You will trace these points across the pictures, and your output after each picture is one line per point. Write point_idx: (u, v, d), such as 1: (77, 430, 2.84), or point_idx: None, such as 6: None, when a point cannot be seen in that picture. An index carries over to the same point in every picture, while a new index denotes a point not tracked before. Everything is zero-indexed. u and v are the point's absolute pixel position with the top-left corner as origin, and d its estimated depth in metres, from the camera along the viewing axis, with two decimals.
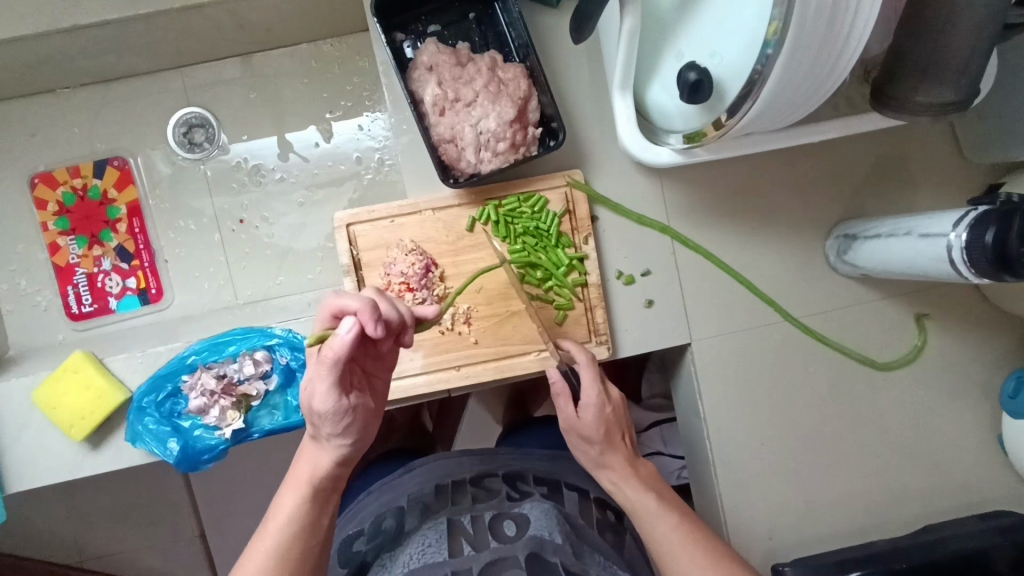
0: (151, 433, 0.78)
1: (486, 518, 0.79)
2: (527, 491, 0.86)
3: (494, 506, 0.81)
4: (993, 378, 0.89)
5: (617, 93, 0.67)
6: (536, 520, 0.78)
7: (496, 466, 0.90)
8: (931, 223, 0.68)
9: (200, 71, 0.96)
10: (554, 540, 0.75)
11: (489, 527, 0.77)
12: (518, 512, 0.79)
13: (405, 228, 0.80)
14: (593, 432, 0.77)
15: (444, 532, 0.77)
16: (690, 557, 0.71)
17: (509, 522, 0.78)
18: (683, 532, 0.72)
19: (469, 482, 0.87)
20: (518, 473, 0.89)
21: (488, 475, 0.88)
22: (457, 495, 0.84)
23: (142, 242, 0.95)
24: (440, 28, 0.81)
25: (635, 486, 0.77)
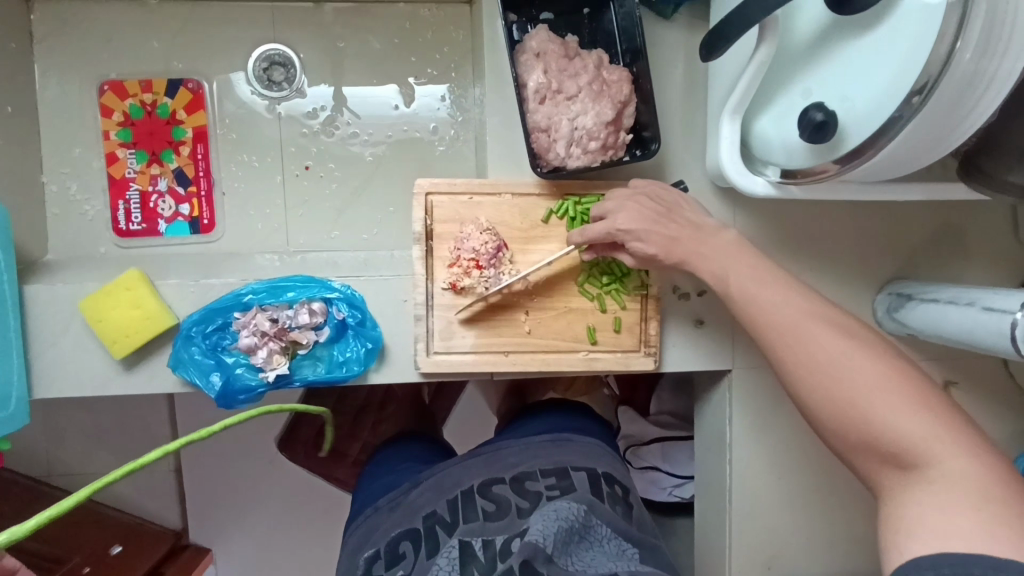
0: (194, 363, 0.78)
1: (498, 541, 0.70)
2: (538, 492, 0.78)
3: (505, 524, 0.73)
4: (1002, 453, 0.93)
5: (727, 118, 0.68)
6: (537, 527, 0.69)
7: (503, 473, 0.83)
8: (994, 297, 0.71)
9: (291, 10, 0.94)
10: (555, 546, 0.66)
11: (500, 552, 0.68)
12: (526, 525, 0.71)
13: (482, 208, 0.80)
14: (653, 249, 0.71)
15: (457, 560, 0.68)
16: (814, 329, 0.61)
17: (519, 537, 0.69)
18: (804, 314, 0.62)
19: (477, 493, 0.79)
20: (522, 475, 0.82)
21: (495, 484, 0.80)
22: (468, 512, 0.76)
23: (202, 170, 0.93)
24: (552, 17, 0.81)
25: (716, 262, 0.69)
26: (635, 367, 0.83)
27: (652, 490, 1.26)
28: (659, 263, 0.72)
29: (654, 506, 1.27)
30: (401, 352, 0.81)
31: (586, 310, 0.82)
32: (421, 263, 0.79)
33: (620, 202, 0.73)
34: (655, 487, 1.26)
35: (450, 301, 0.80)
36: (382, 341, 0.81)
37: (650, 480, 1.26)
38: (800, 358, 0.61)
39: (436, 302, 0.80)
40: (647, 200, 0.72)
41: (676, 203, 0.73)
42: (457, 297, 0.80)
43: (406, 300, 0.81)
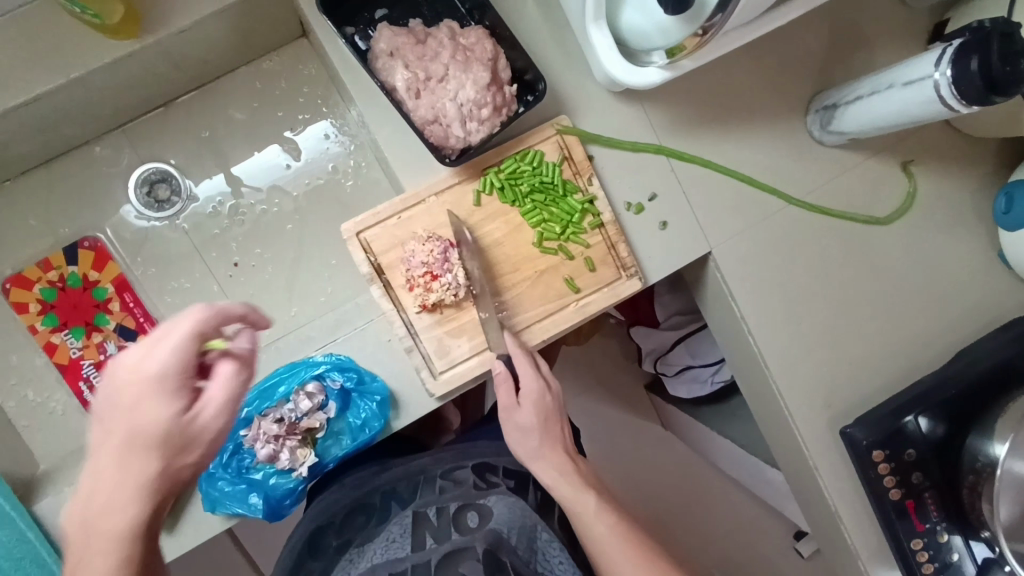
0: (229, 495, 0.76)
1: (450, 508, 0.75)
2: (496, 481, 0.83)
3: (459, 495, 0.77)
4: (981, 202, 0.95)
5: (594, 27, 0.67)
6: (499, 514, 0.74)
7: (467, 459, 0.87)
8: (907, 70, 0.71)
9: (142, 125, 0.90)
10: (513, 538, 0.70)
11: (451, 519, 0.73)
12: (483, 503, 0.76)
13: (414, 221, 0.78)
14: (531, 412, 0.78)
15: (409, 525, 0.74)
16: (619, 542, 0.74)
17: (473, 510, 0.74)
18: (621, 535, 0.74)
19: (440, 476, 0.84)
20: (489, 466, 0.87)
21: (457, 467, 0.86)
22: (427, 491, 0.81)
23: (141, 315, 0.90)
24: (388, 11, 0.78)
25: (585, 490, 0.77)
26: (626, 292, 0.83)
27: (696, 386, 1.28)
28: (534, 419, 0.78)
29: (704, 401, 1.30)
30: (408, 390, 0.80)
31: (556, 266, 0.82)
32: (386, 300, 0.78)
33: (529, 380, 0.77)
34: (698, 382, 1.27)
35: (430, 321, 0.78)
36: (389, 388, 0.79)
37: (691, 377, 1.28)
38: (586, 507, 0.76)
39: (418, 328, 0.79)
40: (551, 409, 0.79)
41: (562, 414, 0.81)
42: (433, 314, 0.79)
43: (389, 338, 0.80)
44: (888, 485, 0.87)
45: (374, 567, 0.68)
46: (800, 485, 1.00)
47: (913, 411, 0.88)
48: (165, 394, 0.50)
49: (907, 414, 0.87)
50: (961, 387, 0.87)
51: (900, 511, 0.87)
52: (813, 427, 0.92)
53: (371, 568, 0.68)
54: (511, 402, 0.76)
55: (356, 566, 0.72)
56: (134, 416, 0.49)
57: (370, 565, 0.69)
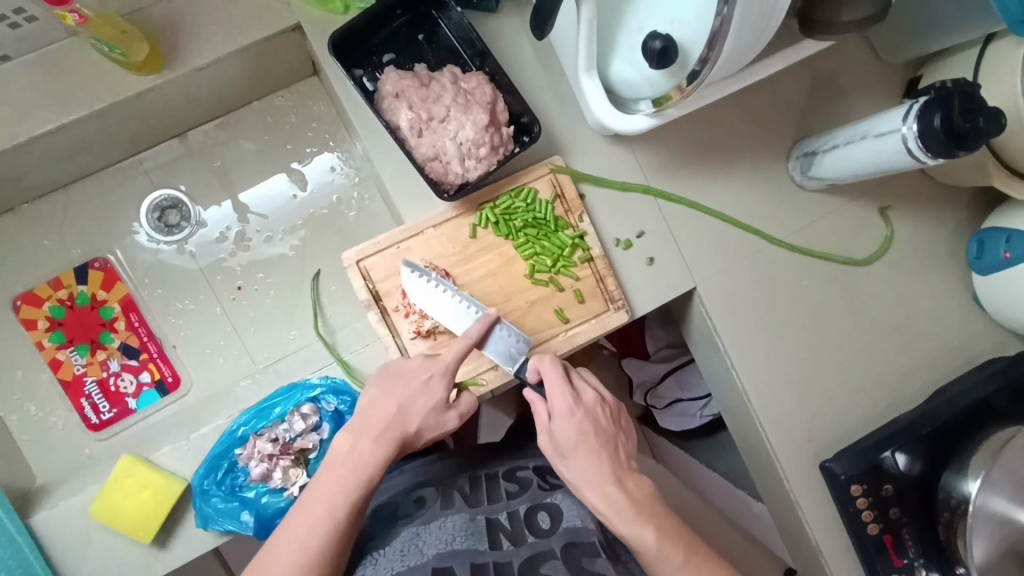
0: (221, 512, 0.78)
1: (521, 511, 0.78)
2: (559, 483, 0.86)
3: (527, 497, 0.81)
4: (955, 246, 0.99)
5: (585, 77, 0.72)
6: (568, 511, 0.79)
7: (527, 460, 0.89)
8: (879, 123, 0.76)
9: (157, 153, 0.95)
10: (587, 527, 0.76)
11: (524, 521, 0.77)
12: (551, 501, 0.80)
13: (413, 251, 0.82)
14: (567, 441, 0.74)
15: (481, 528, 0.75)
16: (668, 557, 0.69)
17: (545, 513, 0.78)
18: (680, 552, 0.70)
19: (502, 476, 0.85)
20: (546, 469, 0.88)
21: (519, 467, 0.87)
22: (491, 490, 0.82)
23: (145, 334, 0.93)
24: (394, 56, 0.84)
25: (631, 513, 0.70)
26: (613, 324, 0.87)
27: (685, 420, 1.31)
28: (572, 444, 0.74)
29: (695, 434, 1.32)
30: None
31: (548, 297, 0.85)
32: (382, 326, 0.81)
33: (560, 399, 0.75)
34: (686, 415, 1.31)
35: (424, 346, 0.81)
36: None
37: (680, 410, 1.31)
38: (629, 523, 0.70)
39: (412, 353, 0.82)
40: (595, 426, 0.76)
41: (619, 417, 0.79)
42: (428, 340, 0.82)
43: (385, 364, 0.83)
44: (866, 519, 0.89)
45: (454, 553, 0.71)
46: (784, 519, 1.02)
47: (891, 446, 0.90)
48: (409, 402, 0.72)
49: (885, 449, 0.90)
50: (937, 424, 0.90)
51: (878, 545, 0.90)
52: (795, 461, 0.95)
53: (450, 553, 0.71)
54: (546, 421, 0.76)
55: (426, 542, 0.74)
56: (411, 408, 0.72)
57: (446, 548, 0.72)
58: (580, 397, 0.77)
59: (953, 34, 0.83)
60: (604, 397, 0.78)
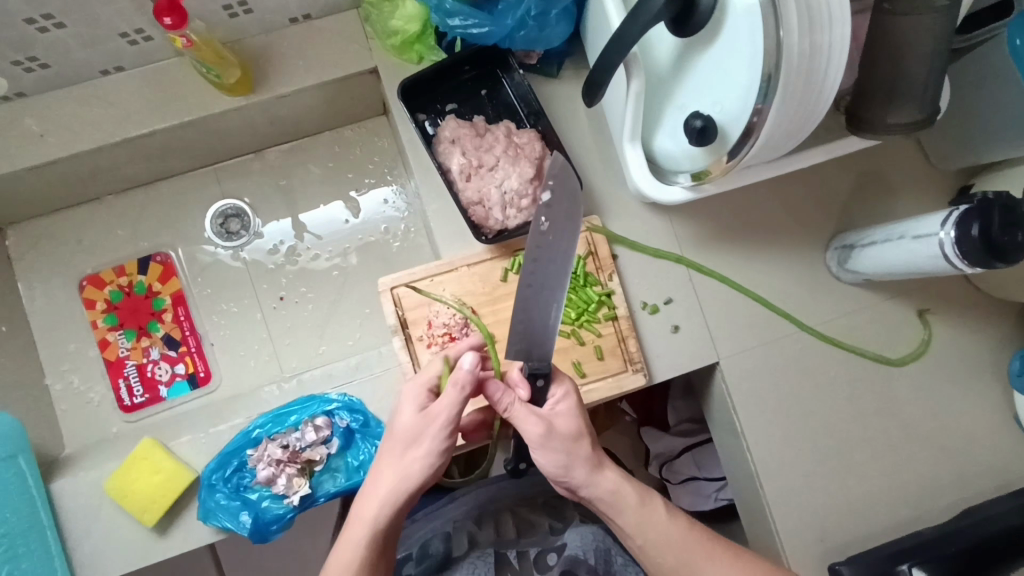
0: (222, 508, 0.81)
1: (531, 552, 0.84)
2: (562, 523, 0.92)
3: (536, 540, 0.87)
4: (999, 362, 0.96)
5: (628, 146, 0.76)
6: (572, 543, 0.84)
7: (536, 497, 0.96)
8: (917, 225, 0.77)
9: (231, 166, 1.03)
10: (588, 560, 0.80)
11: (533, 560, 0.83)
12: (559, 542, 0.86)
13: (445, 285, 0.86)
14: (570, 427, 0.67)
15: (493, 564, 0.82)
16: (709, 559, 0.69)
17: (553, 553, 0.84)
18: (697, 538, 0.69)
19: (511, 514, 0.93)
20: (552, 509, 0.96)
21: (526, 506, 0.94)
22: (501, 531, 0.90)
23: (187, 328, 1.00)
24: (456, 105, 0.90)
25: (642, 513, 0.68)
26: (630, 386, 0.87)
27: (698, 501, 1.27)
28: (575, 438, 0.67)
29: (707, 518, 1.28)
30: None
31: (568, 349, 0.87)
32: (404, 352, 0.84)
33: (568, 419, 0.67)
34: (700, 496, 1.27)
35: None
36: None
37: (694, 490, 1.26)
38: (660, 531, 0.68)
39: None
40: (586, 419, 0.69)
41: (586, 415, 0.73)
42: None
43: (401, 390, 0.85)
44: None
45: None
46: None
47: (909, 560, 0.85)
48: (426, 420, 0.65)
49: (902, 562, 0.84)
50: (962, 546, 0.85)
51: None
52: (802, 560, 0.90)
53: None
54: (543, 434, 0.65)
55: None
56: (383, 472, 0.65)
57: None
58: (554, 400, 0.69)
59: (1006, 148, 0.83)
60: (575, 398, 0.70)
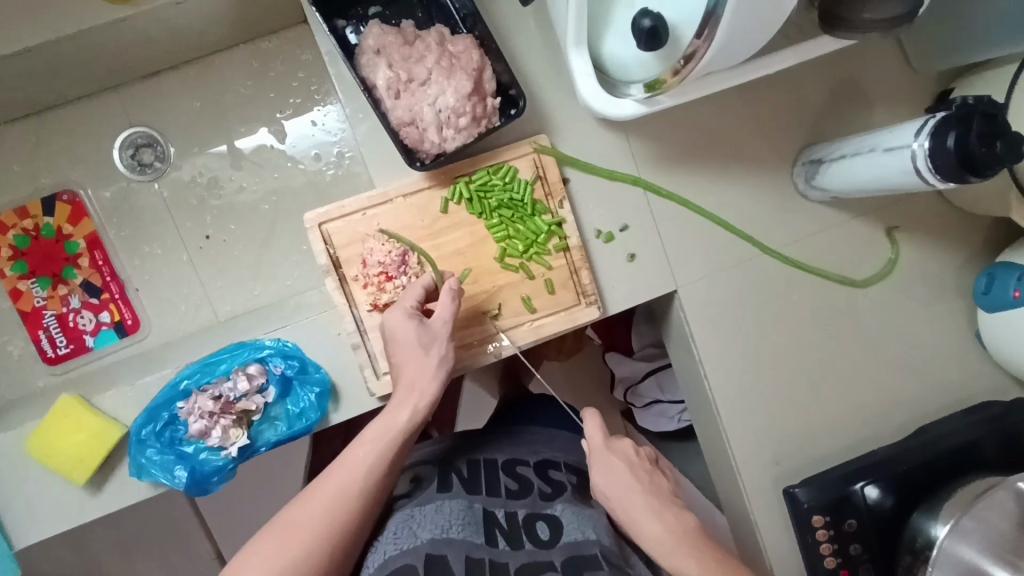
0: (156, 463, 0.77)
1: (521, 515, 0.80)
2: (556, 482, 0.88)
3: (528, 502, 0.82)
4: (964, 278, 0.93)
5: (573, 53, 0.66)
6: (570, 523, 0.79)
7: (527, 454, 0.91)
8: (890, 136, 0.70)
9: (136, 88, 0.91)
10: (589, 542, 0.77)
11: (523, 524, 0.78)
12: (553, 514, 0.81)
13: (380, 219, 0.78)
14: (613, 488, 0.76)
15: (481, 516, 0.77)
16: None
17: (544, 520, 0.79)
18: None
19: (503, 467, 0.87)
20: (546, 462, 0.91)
21: (520, 460, 0.89)
22: (491, 481, 0.84)
23: (108, 274, 0.92)
24: (381, 9, 0.79)
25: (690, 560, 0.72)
26: (583, 318, 0.83)
27: (661, 421, 1.25)
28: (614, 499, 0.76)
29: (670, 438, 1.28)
30: (352, 386, 0.80)
31: (516, 283, 0.81)
32: (338, 294, 0.77)
33: (611, 479, 0.77)
34: (663, 418, 1.25)
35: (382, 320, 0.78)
36: (330, 380, 0.80)
37: (658, 412, 1.25)
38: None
39: (368, 325, 0.78)
40: (633, 466, 0.78)
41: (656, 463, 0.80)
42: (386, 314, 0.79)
43: (340, 333, 0.80)
44: (824, 551, 0.84)
45: (450, 541, 0.71)
46: (743, 538, 0.98)
47: (863, 479, 0.86)
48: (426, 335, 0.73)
49: (856, 481, 0.85)
50: (913, 465, 0.86)
51: None
52: (758, 485, 0.91)
53: (446, 541, 0.71)
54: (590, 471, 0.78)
55: (418, 527, 0.73)
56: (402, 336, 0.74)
57: (443, 534, 0.72)
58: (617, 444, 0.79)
59: (994, 46, 0.75)
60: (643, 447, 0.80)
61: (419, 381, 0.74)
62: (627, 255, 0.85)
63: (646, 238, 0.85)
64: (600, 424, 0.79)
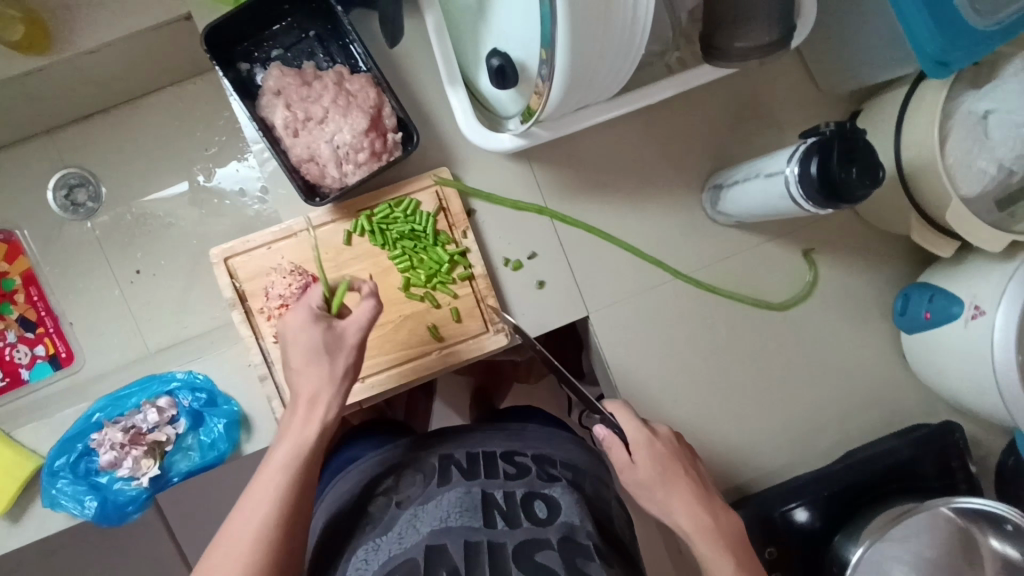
0: (67, 494, 0.79)
1: (518, 494, 0.70)
2: (558, 473, 0.76)
3: (525, 484, 0.72)
4: (888, 298, 0.92)
5: (450, 92, 0.71)
6: (567, 506, 0.69)
7: (525, 446, 0.79)
8: (771, 162, 0.70)
9: (69, 131, 0.96)
10: (587, 526, 0.66)
11: (520, 506, 0.68)
12: (549, 493, 0.70)
13: (284, 252, 0.80)
14: (651, 472, 0.71)
15: (477, 502, 0.68)
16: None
17: (542, 505, 0.69)
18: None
19: (500, 457, 0.77)
20: (545, 457, 0.78)
21: (516, 452, 0.78)
22: (489, 469, 0.74)
23: (43, 309, 0.95)
24: (283, 52, 0.81)
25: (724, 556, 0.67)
26: (491, 347, 0.83)
27: None
28: (652, 486, 0.71)
29: None
30: (262, 416, 0.82)
31: (421, 313, 0.82)
32: (243, 327, 0.79)
33: (648, 466, 0.71)
34: None
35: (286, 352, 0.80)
36: (239, 411, 0.81)
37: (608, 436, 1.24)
38: None
39: (274, 357, 0.80)
40: (673, 459, 0.72)
41: (690, 457, 0.75)
42: None
43: (249, 365, 0.82)
44: None
45: (449, 530, 0.63)
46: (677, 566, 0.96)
47: (795, 501, 0.84)
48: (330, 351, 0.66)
49: (790, 501, 0.84)
50: (835, 490, 0.84)
51: None
52: None
53: (445, 530, 0.63)
54: (625, 457, 0.72)
55: (422, 522, 0.66)
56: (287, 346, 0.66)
57: (441, 525, 0.64)
58: (654, 432, 0.74)
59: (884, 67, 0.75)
60: (674, 432, 0.76)
61: (321, 391, 0.65)
62: (535, 283, 0.86)
63: (554, 264, 0.86)
64: (629, 412, 0.74)
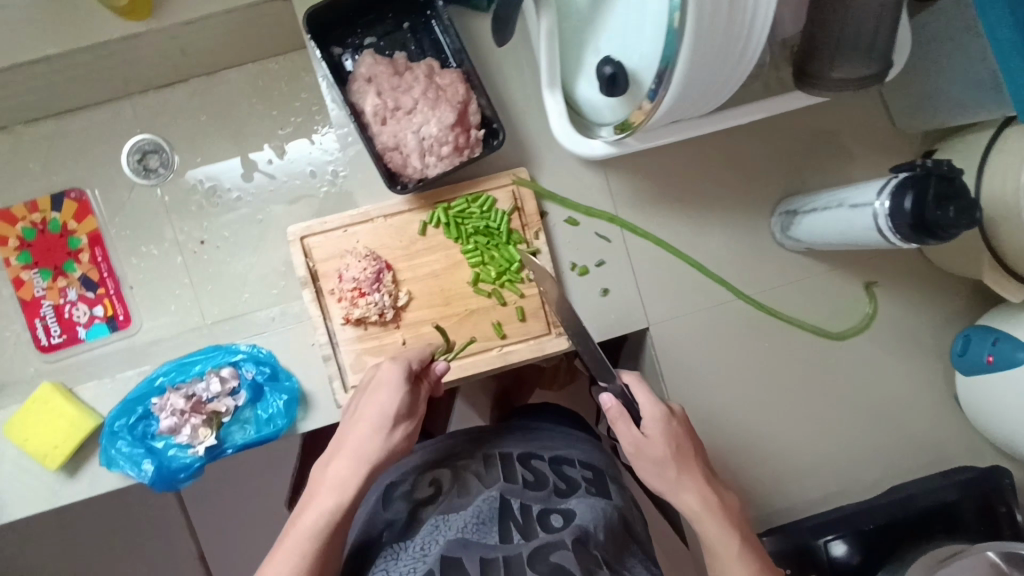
0: (124, 456, 0.80)
1: (534, 507, 0.70)
2: (574, 475, 0.76)
3: (543, 494, 0.72)
4: (944, 338, 0.92)
5: (547, 92, 0.73)
6: (583, 515, 0.69)
7: (540, 448, 0.79)
8: (856, 194, 0.71)
9: (148, 98, 0.97)
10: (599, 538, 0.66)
11: (537, 518, 0.68)
12: (566, 504, 0.70)
13: (359, 237, 0.81)
14: (664, 451, 0.71)
15: (496, 511, 0.68)
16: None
17: (557, 515, 0.68)
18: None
19: (517, 460, 0.76)
20: (562, 458, 0.78)
21: (534, 455, 0.78)
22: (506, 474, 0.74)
23: (105, 270, 0.96)
24: (376, 40, 0.83)
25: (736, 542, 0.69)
26: (551, 349, 0.83)
27: None
28: (664, 463, 0.71)
29: None
30: (322, 396, 0.82)
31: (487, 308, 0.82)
32: (313, 306, 0.80)
33: (656, 444, 0.71)
34: None
35: (353, 335, 0.80)
36: (300, 390, 0.82)
37: None
38: None
39: (340, 339, 0.81)
40: (685, 443, 0.72)
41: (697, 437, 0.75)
42: (358, 329, 0.81)
43: (314, 343, 0.83)
44: None
45: (465, 543, 0.64)
46: None
47: (831, 534, 0.85)
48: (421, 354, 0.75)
49: (823, 535, 0.85)
50: (881, 523, 0.85)
51: None
52: None
53: (461, 544, 0.64)
54: (637, 434, 0.71)
55: (443, 533, 0.66)
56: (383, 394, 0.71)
57: (458, 537, 0.65)
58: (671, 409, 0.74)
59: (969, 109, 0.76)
60: (680, 410, 0.74)
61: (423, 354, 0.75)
62: (600, 290, 0.86)
63: (619, 274, 0.87)
64: (649, 391, 0.74)
